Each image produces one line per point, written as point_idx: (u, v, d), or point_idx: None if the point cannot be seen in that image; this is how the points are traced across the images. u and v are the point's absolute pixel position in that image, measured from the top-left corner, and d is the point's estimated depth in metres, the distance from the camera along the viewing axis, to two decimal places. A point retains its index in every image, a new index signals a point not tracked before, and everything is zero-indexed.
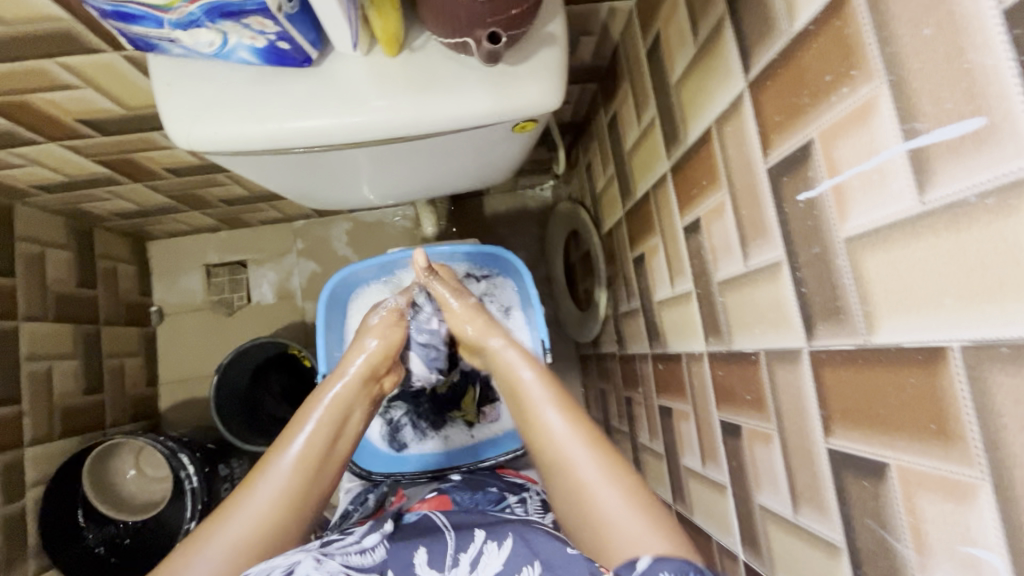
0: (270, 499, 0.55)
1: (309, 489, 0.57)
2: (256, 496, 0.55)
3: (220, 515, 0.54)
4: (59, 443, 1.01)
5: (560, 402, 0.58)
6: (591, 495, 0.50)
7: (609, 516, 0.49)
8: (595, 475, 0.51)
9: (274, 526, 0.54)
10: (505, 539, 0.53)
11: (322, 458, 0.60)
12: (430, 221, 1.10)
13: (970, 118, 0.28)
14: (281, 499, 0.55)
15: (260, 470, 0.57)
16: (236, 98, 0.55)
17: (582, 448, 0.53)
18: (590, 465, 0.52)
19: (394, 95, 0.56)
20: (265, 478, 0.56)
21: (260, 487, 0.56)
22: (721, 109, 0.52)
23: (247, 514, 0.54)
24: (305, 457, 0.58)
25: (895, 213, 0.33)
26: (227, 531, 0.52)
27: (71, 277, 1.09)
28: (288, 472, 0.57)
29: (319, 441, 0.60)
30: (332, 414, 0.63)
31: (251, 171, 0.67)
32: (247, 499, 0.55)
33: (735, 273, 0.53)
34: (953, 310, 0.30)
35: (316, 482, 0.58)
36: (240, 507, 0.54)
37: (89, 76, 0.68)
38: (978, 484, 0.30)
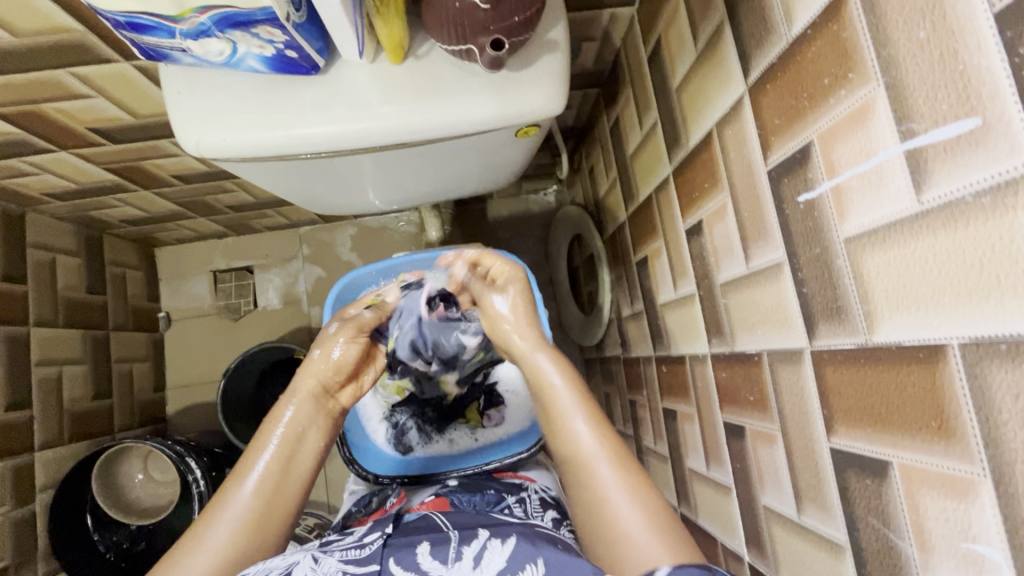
0: (228, 530, 0.56)
1: (266, 516, 0.58)
2: (212, 530, 0.56)
3: (178, 553, 0.55)
4: (69, 447, 1.02)
5: (592, 411, 0.59)
6: (609, 505, 0.52)
7: (625, 527, 0.50)
8: (613, 487, 0.53)
9: (234, 557, 0.55)
10: (509, 537, 0.52)
11: (279, 485, 0.60)
12: (434, 226, 1.11)
13: (965, 118, 0.28)
14: (239, 531, 0.56)
15: (218, 503, 0.58)
16: (245, 106, 0.57)
17: (605, 465, 0.54)
18: (609, 476, 0.53)
19: (399, 101, 0.57)
20: (222, 513, 0.57)
21: (217, 520, 0.57)
22: (721, 113, 0.53)
23: (203, 550, 0.54)
24: (261, 486, 0.59)
25: (893, 212, 0.33)
26: (187, 566, 0.53)
27: (81, 283, 1.10)
28: (247, 501, 0.58)
29: (274, 469, 0.61)
30: (288, 441, 0.63)
31: (258, 177, 0.68)
32: (203, 533, 0.56)
33: (737, 274, 0.54)
34: (953, 308, 0.30)
35: (276, 508, 0.59)
36: (196, 542, 0.55)
37: (101, 85, 0.70)
38: (979, 480, 0.30)
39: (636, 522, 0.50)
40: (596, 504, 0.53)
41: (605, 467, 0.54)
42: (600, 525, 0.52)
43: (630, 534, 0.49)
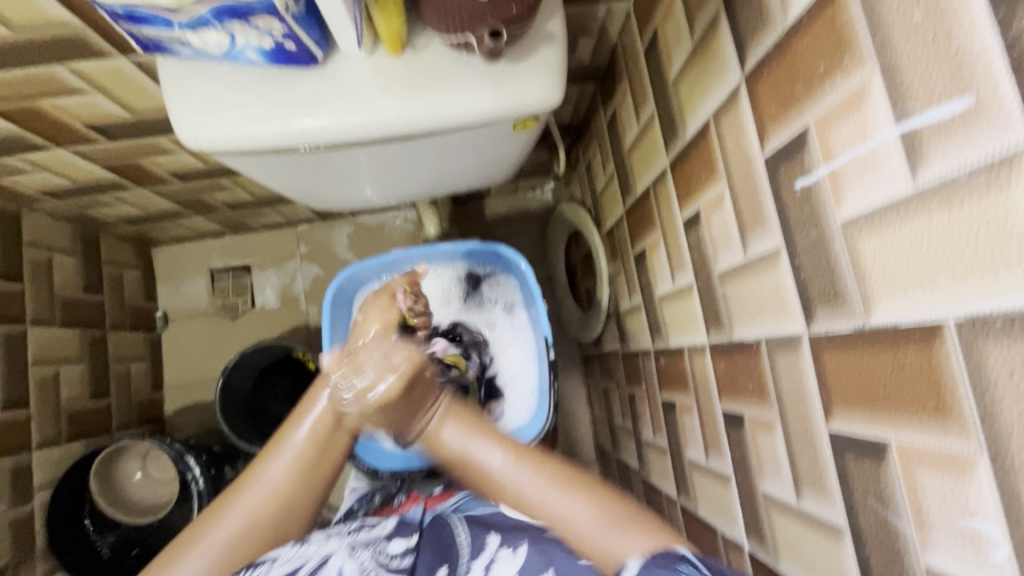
0: (281, 473, 0.58)
1: (316, 467, 0.60)
2: (270, 470, 0.59)
3: (237, 486, 0.59)
4: (67, 447, 1.02)
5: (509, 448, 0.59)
6: (541, 506, 0.54)
7: (582, 518, 0.52)
8: (544, 491, 0.54)
9: (281, 500, 0.58)
10: (521, 545, 0.55)
11: (329, 440, 0.62)
12: (432, 223, 1.11)
13: (959, 98, 0.29)
14: (290, 477, 0.59)
15: (275, 443, 0.61)
16: (244, 98, 0.57)
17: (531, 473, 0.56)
18: (535, 485, 0.55)
19: (397, 93, 0.57)
20: (277, 454, 0.60)
21: (273, 462, 0.59)
22: (718, 103, 0.53)
23: (262, 488, 0.58)
24: (314, 436, 0.61)
25: (890, 194, 0.34)
26: (243, 501, 0.57)
27: (78, 282, 1.10)
28: (300, 447, 0.60)
29: (324, 424, 0.62)
30: (340, 398, 0.64)
31: (256, 171, 0.68)
32: (261, 472, 0.59)
33: (735, 263, 0.54)
34: (948, 287, 0.31)
35: (324, 460, 0.61)
36: (255, 480, 0.58)
37: (98, 81, 0.70)
38: (976, 456, 0.30)
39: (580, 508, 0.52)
40: (527, 505, 0.55)
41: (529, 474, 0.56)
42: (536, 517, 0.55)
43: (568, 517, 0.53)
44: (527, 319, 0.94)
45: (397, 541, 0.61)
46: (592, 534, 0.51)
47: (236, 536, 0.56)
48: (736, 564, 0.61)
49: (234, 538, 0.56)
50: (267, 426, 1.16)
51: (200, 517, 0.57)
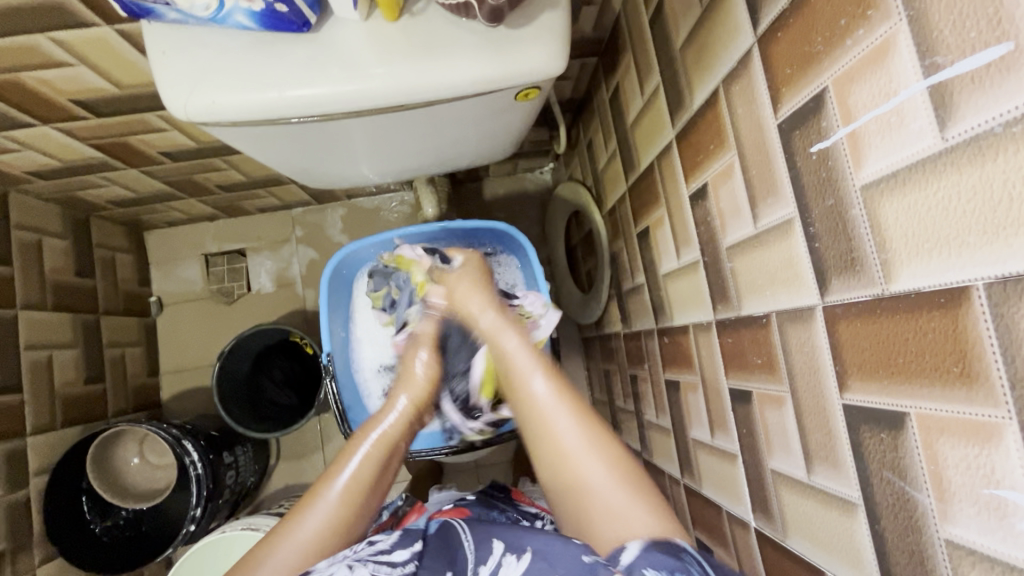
0: (318, 528, 0.55)
1: (352, 523, 0.57)
2: (303, 526, 0.55)
3: (274, 538, 0.55)
4: (62, 431, 1.00)
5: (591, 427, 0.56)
6: (550, 430, 0.56)
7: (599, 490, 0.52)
8: (545, 391, 0.59)
9: (318, 558, 0.54)
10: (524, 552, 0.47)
11: (368, 495, 0.59)
12: (430, 204, 1.09)
13: (996, 44, 0.27)
14: (325, 532, 0.55)
15: (312, 497, 0.58)
16: (234, 66, 0.54)
17: (537, 375, 0.61)
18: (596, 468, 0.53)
19: (394, 61, 0.55)
20: (313, 510, 0.56)
21: (311, 516, 0.56)
22: (728, 69, 0.51)
23: (294, 544, 0.54)
24: (351, 492, 0.58)
25: (915, 152, 0.32)
26: (273, 562, 0.53)
27: (69, 266, 1.07)
28: (335, 505, 0.57)
29: (363, 473, 0.60)
30: (380, 447, 0.63)
31: (249, 145, 0.66)
32: (293, 528, 0.55)
33: (744, 236, 0.53)
34: (979, 248, 0.29)
35: (358, 518, 0.58)
36: (287, 536, 0.55)
37: (81, 53, 0.67)
38: (1004, 423, 0.29)
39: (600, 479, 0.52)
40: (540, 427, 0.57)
41: (541, 377, 0.61)
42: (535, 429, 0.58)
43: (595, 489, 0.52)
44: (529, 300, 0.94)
45: (400, 550, 0.53)
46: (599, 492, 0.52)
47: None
48: (742, 541, 0.60)
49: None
50: (265, 411, 1.15)
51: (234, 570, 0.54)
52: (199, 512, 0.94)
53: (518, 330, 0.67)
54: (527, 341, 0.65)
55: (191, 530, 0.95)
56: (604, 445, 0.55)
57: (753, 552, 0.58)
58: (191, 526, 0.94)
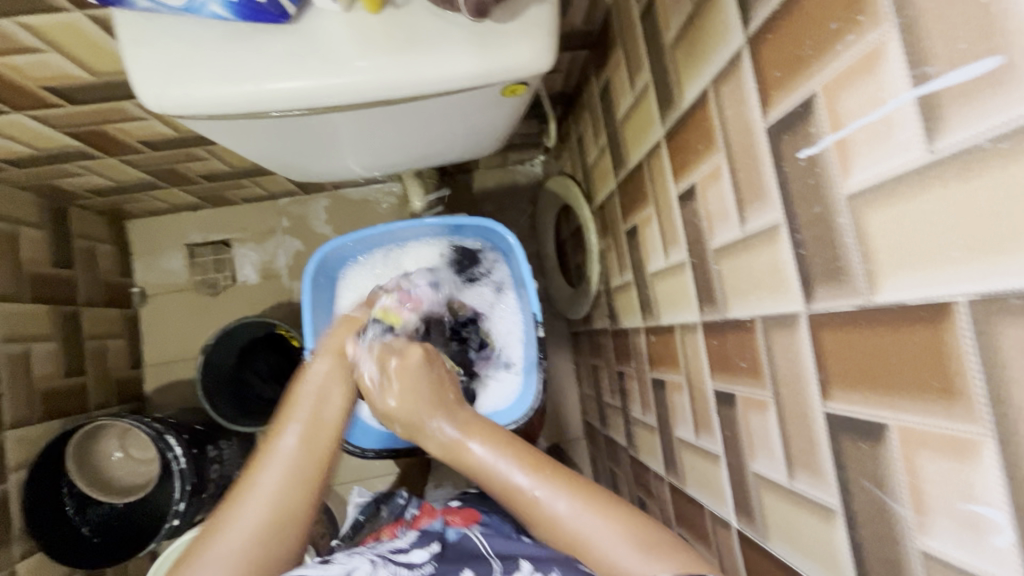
0: (279, 479, 0.57)
1: (308, 469, 0.59)
2: (263, 481, 0.57)
3: (231, 503, 0.56)
4: (42, 425, 0.98)
5: (573, 486, 0.55)
6: (501, 474, 0.56)
7: (573, 521, 0.53)
8: (528, 485, 0.55)
9: (283, 502, 0.56)
10: (551, 572, 0.53)
11: (317, 441, 0.61)
12: (418, 196, 1.07)
13: (987, 57, 0.27)
14: (287, 480, 0.57)
15: (262, 455, 0.59)
16: (210, 58, 0.53)
17: (521, 472, 0.56)
18: (565, 505, 0.53)
19: (377, 55, 0.54)
20: (268, 465, 0.58)
21: (264, 472, 0.57)
22: (718, 69, 0.50)
23: (257, 496, 0.56)
24: (299, 445, 0.60)
25: (902, 163, 0.32)
26: (246, 514, 0.54)
27: (46, 256, 1.05)
28: (288, 454, 0.59)
29: (306, 427, 0.62)
30: (316, 396, 0.65)
31: (228, 138, 0.64)
32: (254, 483, 0.57)
33: (731, 239, 0.52)
34: (964, 264, 0.29)
35: (317, 458, 0.60)
36: (248, 494, 0.56)
37: (52, 39, 0.65)
38: (982, 441, 0.29)
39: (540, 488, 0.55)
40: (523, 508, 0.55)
41: (522, 476, 0.56)
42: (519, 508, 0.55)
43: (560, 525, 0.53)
44: (516, 299, 0.93)
45: (417, 552, 0.57)
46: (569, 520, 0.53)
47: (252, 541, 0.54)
48: (724, 541, 0.60)
49: (241, 558, 0.53)
50: (251, 405, 1.14)
51: (197, 538, 0.54)
52: (182, 507, 0.93)
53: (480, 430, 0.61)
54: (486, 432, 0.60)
55: (174, 524, 0.94)
56: (588, 499, 0.54)
57: (734, 552, 0.59)
58: (175, 521, 0.93)
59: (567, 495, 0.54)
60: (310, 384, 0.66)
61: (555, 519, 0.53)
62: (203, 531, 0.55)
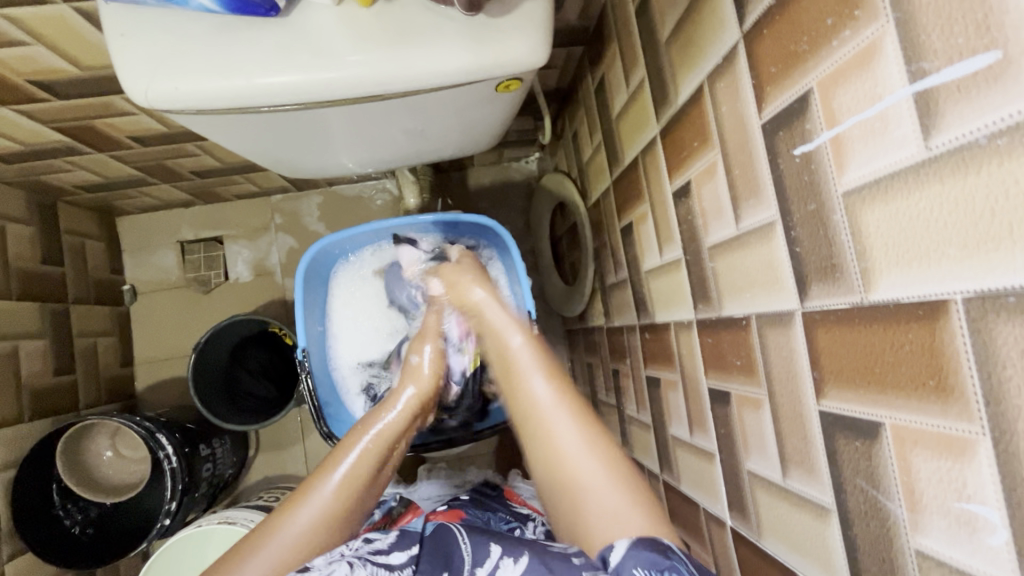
0: (317, 516, 0.56)
1: (349, 513, 0.58)
2: (300, 518, 0.56)
3: (268, 525, 0.55)
4: (31, 424, 0.97)
5: (580, 414, 0.57)
6: (568, 467, 0.54)
7: (572, 458, 0.54)
8: (570, 437, 0.55)
9: (315, 543, 0.55)
10: (521, 556, 0.47)
11: (364, 492, 0.60)
12: (412, 193, 1.06)
13: (984, 52, 0.26)
14: (323, 522, 0.56)
15: (308, 488, 0.58)
16: (198, 51, 0.52)
17: (538, 376, 0.61)
18: (591, 467, 0.53)
19: (369, 50, 0.53)
20: (311, 499, 0.57)
21: (307, 505, 0.56)
22: (713, 65, 0.50)
23: (291, 533, 0.54)
24: (347, 484, 0.58)
25: (897, 160, 0.31)
26: (268, 549, 0.53)
27: (35, 252, 1.04)
28: (330, 499, 0.57)
29: (364, 472, 0.60)
30: (379, 441, 0.64)
31: (219, 133, 0.63)
32: (292, 518, 0.55)
33: (726, 236, 0.52)
34: (959, 262, 0.29)
35: (358, 509, 0.59)
36: (284, 528, 0.55)
37: (38, 31, 0.63)
38: (978, 439, 0.29)
39: (580, 458, 0.54)
40: (534, 415, 0.59)
41: (540, 378, 0.61)
42: (537, 430, 0.57)
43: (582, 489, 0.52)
44: (511, 297, 0.93)
45: (398, 552, 0.54)
46: (576, 462, 0.53)
47: None
48: (719, 539, 0.60)
49: None
50: (243, 404, 1.12)
51: (228, 557, 0.53)
52: (173, 507, 0.92)
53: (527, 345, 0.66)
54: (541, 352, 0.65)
55: (165, 524, 0.93)
56: (594, 441, 0.55)
57: (728, 549, 0.58)
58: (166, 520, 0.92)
59: (578, 434, 0.55)
60: (378, 423, 0.65)
61: (571, 469, 0.53)
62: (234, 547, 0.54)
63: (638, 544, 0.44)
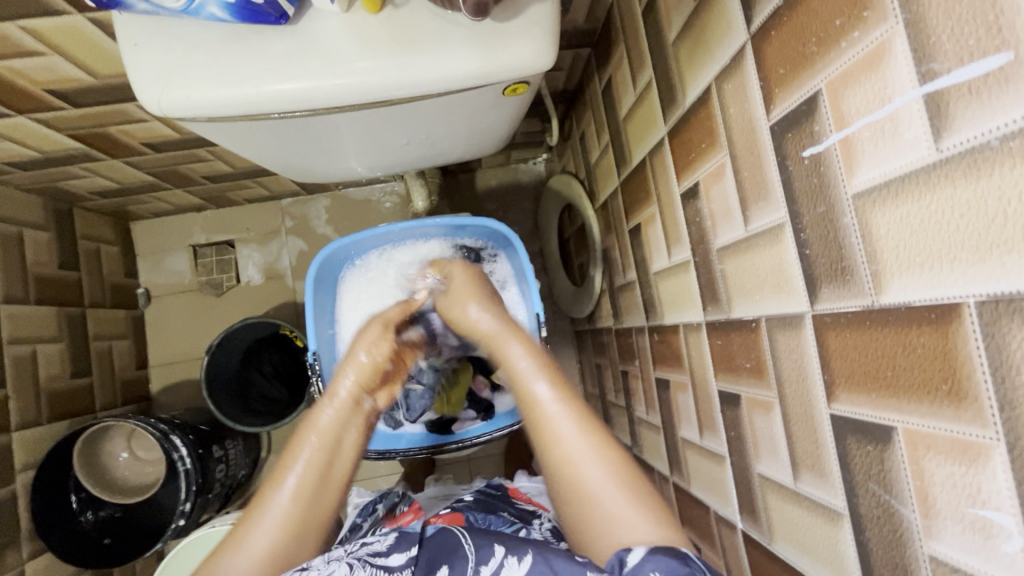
0: (274, 531, 0.55)
1: (308, 521, 0.57)
2: (255, 535, 0.55)
3: (226, 549, 0.54)
4: (49, 426, 0.99)
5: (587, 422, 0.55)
6: (549, 429, 0.55)
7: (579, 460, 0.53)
8: (569, 434, 0.54)
9: (276, 559, 0.54)
10: (525, 554, 0.49)
11: (317, 493, 0.58)
12: (420, 196, 1.06)
13: (996, 54, 0.26)
14: (278, 536, 0.55)
15: (259, 504, 0.57)
16: (209, 60, 0.53)
17: (541, 381, 0.58)
18: (575, 441, 0.54)
19: (377, 56, 0.53)
20: (265, 515, 0.56)
21: (261, 523, 0.55)
22: (720, 67, 0.50)
23: (248, 554, 0.53)
24: (299, 493, 0.57)
25: (908, 163, 0.31)
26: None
27: (52, 258, 1.06)
28: (282, 510, 0.56)
29: (312, 474, 0.58)
30: (327, 440, 0.61)
31: (230, 140, 0.64)
32: (247, 536, 0.55)
33: (735, 238, 0.51)
34: (972, 265, 0.29)
35: (315, 514, 0.57)
36: (241, 547, 0.54)
37: (54, 42, 0.65)
38: (991, 444, 0.29)
39: (551, 398, 0.56)
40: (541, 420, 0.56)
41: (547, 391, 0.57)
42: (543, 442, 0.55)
43: (552, 415, 0.56)
44: (519, 296, 0.93)
45: (397, 553, 0.53)
46: (581, 467, 0.52)
47: None
48: (729, 542, 0.60)
49: None
50: (255, 406, 1.14)
51: None
52: (188, 508, 0.93)
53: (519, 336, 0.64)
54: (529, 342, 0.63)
55: (180, 524, 0.94)
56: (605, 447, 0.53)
57: (739, 553, 0.58)
58: (181, 521, 0.94)
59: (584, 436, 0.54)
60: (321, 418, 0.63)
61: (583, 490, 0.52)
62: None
63: (655, 550, 0.44)
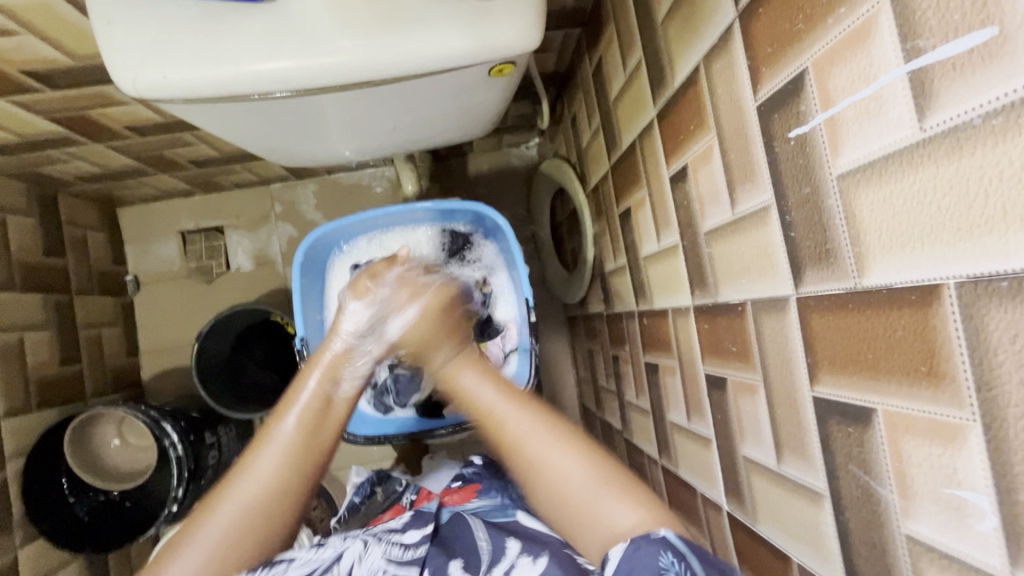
0: (276, 463, 0.54)
1: (308, 457, 0.56)
2: (257, 465, 0.54)
3: (227, 480, 0.54)
4: (40, 414, 0.99)
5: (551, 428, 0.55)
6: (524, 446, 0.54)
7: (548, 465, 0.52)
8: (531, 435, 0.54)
9: (276, 491, 0.54)
10: (539, 556, 0.52)
11: (317, 429, 0.57)
12: (410, 181, 1.05)
13: (981, 28, 0.26)
14: (283, 464, 0.55)
15: (261, 436, 0.56)
16: (186, 39, 0.51)
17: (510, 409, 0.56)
18: (520, 422, 0.55)
19: (359, 34, 0.52)
20: (267, 445, 0.55)
21: (262, 451, 0.55)
22: (709, 46, 0.48)
23: (252, 481, 0.53)
24: (302, 429, 0.57)
25: (892, 142, 0.31)
26: (233, 500, 0.53)
27: (37, 244, 1.04)
28: (288, 441, 0.56)
29: (309, 412, 0.58)
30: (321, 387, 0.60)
31: (212, 123, 0.63)
32: (249, 467, 0.54)
33: (721, 222, 0.51)
34: (952, 246, 0.28)
35: (314, 452, 0.57)
36: (244, 477, 0.54)
37: (29, 22, 0.63)
38: (968, 425, 0.29)
39: (494, 399, 0.57)
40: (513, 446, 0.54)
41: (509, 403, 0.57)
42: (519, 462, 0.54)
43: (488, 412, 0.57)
44: (507, 281, 0.93)
45: (412, 532, 0.58)
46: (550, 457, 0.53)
47: (227, 538, 0.52)
48: (715, 524, 0.61)
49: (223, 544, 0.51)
50: (247, 392, 1.13)
51: (184, 523, 0.53)
52: (180, 494, 0.94)
53: (474, 363, 0.63)
54: (479, 365, 0.62)
55: (173, 510, 0.94)
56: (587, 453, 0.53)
57: (724, 534, 0.59)
58: (173, 507, 0.94)
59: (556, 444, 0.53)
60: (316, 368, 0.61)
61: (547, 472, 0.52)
62: (193, 511, 0.54)
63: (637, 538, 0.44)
